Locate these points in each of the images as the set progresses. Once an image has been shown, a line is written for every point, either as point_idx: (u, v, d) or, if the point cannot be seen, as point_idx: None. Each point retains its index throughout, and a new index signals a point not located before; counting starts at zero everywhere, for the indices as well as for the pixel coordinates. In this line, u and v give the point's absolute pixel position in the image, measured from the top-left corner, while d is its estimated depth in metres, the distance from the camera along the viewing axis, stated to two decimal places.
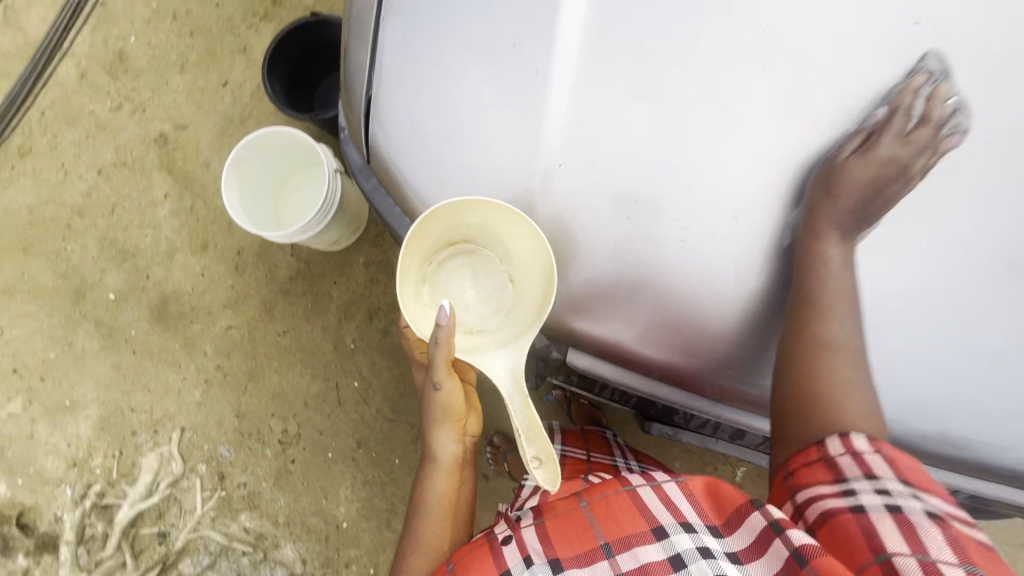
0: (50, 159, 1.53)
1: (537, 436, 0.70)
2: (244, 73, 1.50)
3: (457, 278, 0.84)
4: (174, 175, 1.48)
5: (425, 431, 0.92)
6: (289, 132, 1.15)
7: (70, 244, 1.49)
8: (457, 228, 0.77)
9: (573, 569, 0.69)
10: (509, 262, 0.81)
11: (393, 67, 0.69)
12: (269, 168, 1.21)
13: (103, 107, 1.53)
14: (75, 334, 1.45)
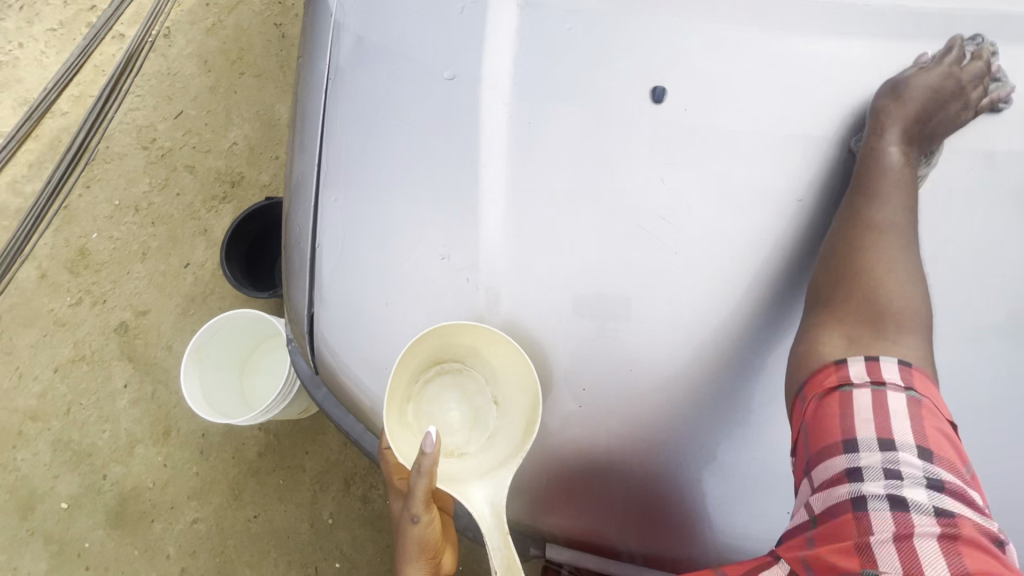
0: (4, 364, 1.49)
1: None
2: (206, 253, 1.55)
3: (441, 397, 0.76)
4: (134, 363, 1.45)
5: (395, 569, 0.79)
6: (245, 313, 1.15)
7: (20, 452, 1.40)
8: (447, 347, 0.70)
9: None
10: (497, 385, 0.74)
11: (333, 276, 0.69)
12: (231, 352, 1.21)
13: (63, 304, 1.53)
14: (21, 556, 1.31)
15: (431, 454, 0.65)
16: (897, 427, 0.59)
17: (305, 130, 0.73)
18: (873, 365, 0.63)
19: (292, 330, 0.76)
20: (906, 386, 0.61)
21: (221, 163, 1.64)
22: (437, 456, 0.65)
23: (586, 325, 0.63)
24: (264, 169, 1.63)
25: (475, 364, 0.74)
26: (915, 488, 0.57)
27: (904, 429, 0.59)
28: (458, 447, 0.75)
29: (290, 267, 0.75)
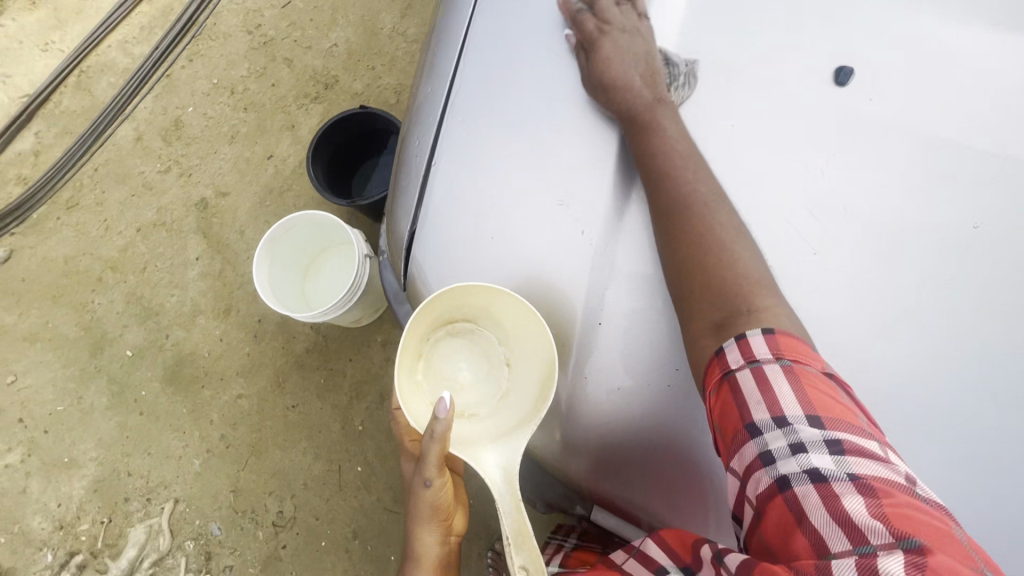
0: (94, 213, 1.58)
1: (526, 543, 0.61)
2: (289, 148, 1.57)
3: (453, 358, 0.84)
4: (208, 239, 1.52)
5: (408, 533, 0.85)
6: (321, 214, 1.17)
7: (98, 297, 1.51)
8: (459, 309, 0.77)
9: None
10: (508, 345, 0.81)
11: (438, 202, 0.72)
12: (301, 249, 1.24)
13: (153, 169, 1.60)
14: (86, 388, 1.44)
15: (444, 420, 0.68)
16: (784, 402, 0.52)
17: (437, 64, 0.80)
18: (733, 345, 0.57)
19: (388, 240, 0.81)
20: (775, 356, 0.54)
21: (318, 63, 1.63)
22: (450, 423, 0.67)
23: (642, 289, 0.65)
24: (358, 77, 1.61)
25: (486, 323, 0.82)
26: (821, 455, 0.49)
27: (790, 403, 0.52)
28: (467, 408, 0.81)
29: (400, 184, 0.81)
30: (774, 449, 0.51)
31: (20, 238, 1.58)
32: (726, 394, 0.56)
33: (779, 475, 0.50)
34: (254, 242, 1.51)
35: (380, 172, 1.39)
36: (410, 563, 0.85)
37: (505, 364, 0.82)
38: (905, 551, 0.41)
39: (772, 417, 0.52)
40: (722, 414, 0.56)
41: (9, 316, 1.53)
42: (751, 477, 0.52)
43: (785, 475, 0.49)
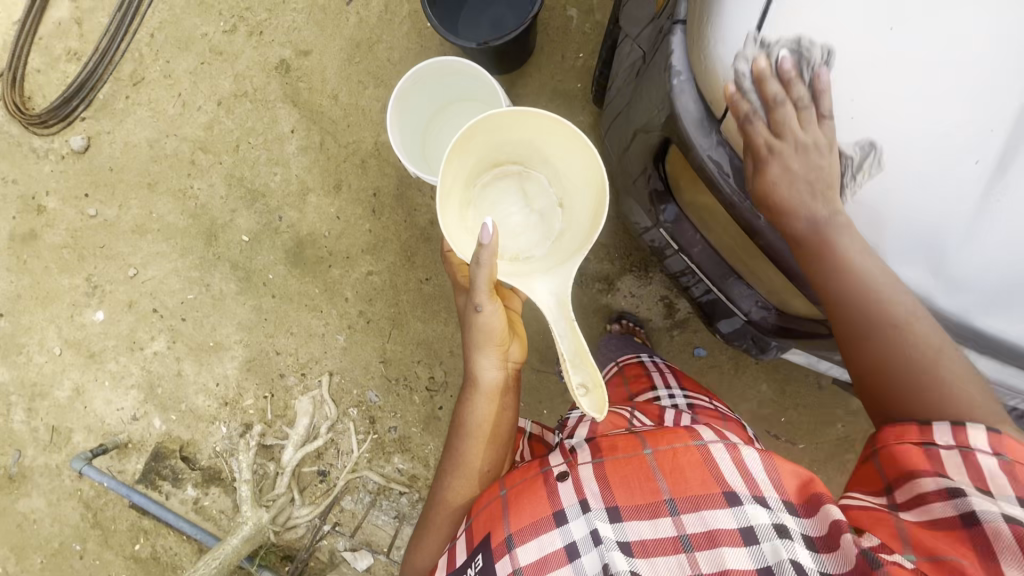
0: (165, 88, 1.43)
1: (584, 363, 0.71)
2: None
3: (503, 201, 0.96)
4: (299, 108, 1.38)
5: (466, 355, 0.89)
6: (440, 60, 1.02)
7: (196, 182, 1.43)
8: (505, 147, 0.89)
9: (632, 522, 0.66)
10: (560, 187, 0.92)
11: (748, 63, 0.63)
12: (431, 104, 1.11)
13: (216, 30, 1.40)
14: (211, 276, 1.43)
15: (489, 246, 0.75)
16: (994, 477, 0.50)
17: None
18: (946, 428, 0.54)
19: (699, 54, 0.66)
20: (995, 450, 0.51)
21: None
22: (494, 247, 0.75)
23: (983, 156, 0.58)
24: None
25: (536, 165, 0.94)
26: (987, 511, 0.49)
27: (998, 481, 0.50)
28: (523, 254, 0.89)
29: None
30: (966, 492, 0.50)
31: (94, 124, 1.46)
32: (916, 453, 0.55)
33: (968, 514, 0.50)
34: (351, 107, 1.36)
35: (494, 6, 1.20)
36: (470, 386, 0.89)
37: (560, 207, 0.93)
38: None
39: (977, 481, 0.51)
40: (895, 466, 0.56)
41: (110, 209, 1.47)
42: (914, 505, 0.54)
43: (974, 514, 0.49)
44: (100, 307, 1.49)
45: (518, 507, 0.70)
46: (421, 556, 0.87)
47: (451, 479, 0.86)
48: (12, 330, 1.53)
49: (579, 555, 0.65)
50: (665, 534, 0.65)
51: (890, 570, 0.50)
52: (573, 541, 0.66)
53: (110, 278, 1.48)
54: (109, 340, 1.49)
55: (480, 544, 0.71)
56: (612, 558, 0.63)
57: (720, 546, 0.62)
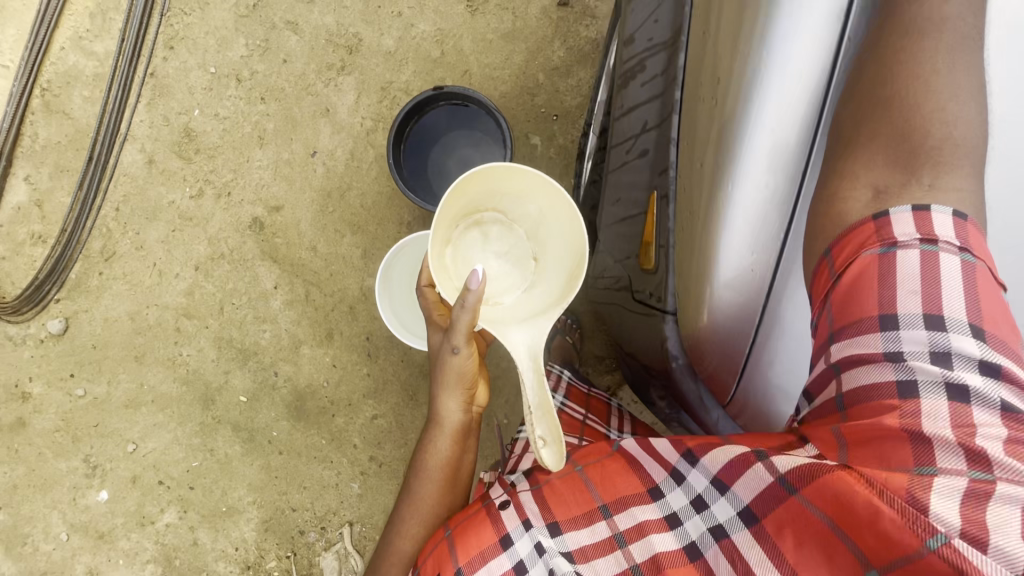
0: (138, 260, 1.41)
1: (547, 415, 0.69)
2: (332, 139, 1.34)
3: (482, 242, 0.90)
4: (279, 264, 1.37)
5: (432, 396, 0.90)
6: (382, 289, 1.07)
7: (184, 348, 1.41)
8: (495, 191, 0.85)
9: (573, 533, 0.68)
10: (538, 238, 0.88)
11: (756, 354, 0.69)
12: (416, 273, 1.11)
13: (183, 195, 1.39)
14: (214, 440, 1.41)
15: (476, 290, 0.74)
16: (938, 302, 0.53)
17: (761, 31, 0.64)
18: (907, 217, 0.55)
19: (691, 354, 0.75)
20: (958, 248, 0.53)
21: (330, 20, 1.34)
22: (482, 291, 0.74)
23: None
24: (386, 30, 1.33)
25: (518, 214, 0.89)
26: (928, 367, 0.51)
27: (951, 303, 0.52)
28: (493, 297, 0.87)
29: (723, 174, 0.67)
30: (908, 355, 0.52)
31: (69, 304, 1.43)
32: (867, 277, 0.55)
33: (908, 380, 0.52)
34: (331, 257, 1.35)
35: (458, 150, 1.21)
36: (434, 425, 0.90)
37: (533, 259, 0.89)
38: (963, 483, 0.48)
39: (922, 315, 0.53)
40: (846, 308, 0.56)
41: (98, 386, 1.44)
42: (858, 366, 0.55)
43: (915, 382, 0.52)
44: (104, 485, 1.46)
45: (466, 546, 0.69)
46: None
47: (405, 521, 0.88)
48: (12, 520, 1.49)
49: (526, 572, 0.67)
50: (601, 536, 0.67)
51: (804, 494, 0.55)
52: (519, 559, 0.68)
53: (109, 455, 1.46)
54: (118, 517, 1.46)
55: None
56: (556, 565, 0.65)
57: (650, 536, 0.65)
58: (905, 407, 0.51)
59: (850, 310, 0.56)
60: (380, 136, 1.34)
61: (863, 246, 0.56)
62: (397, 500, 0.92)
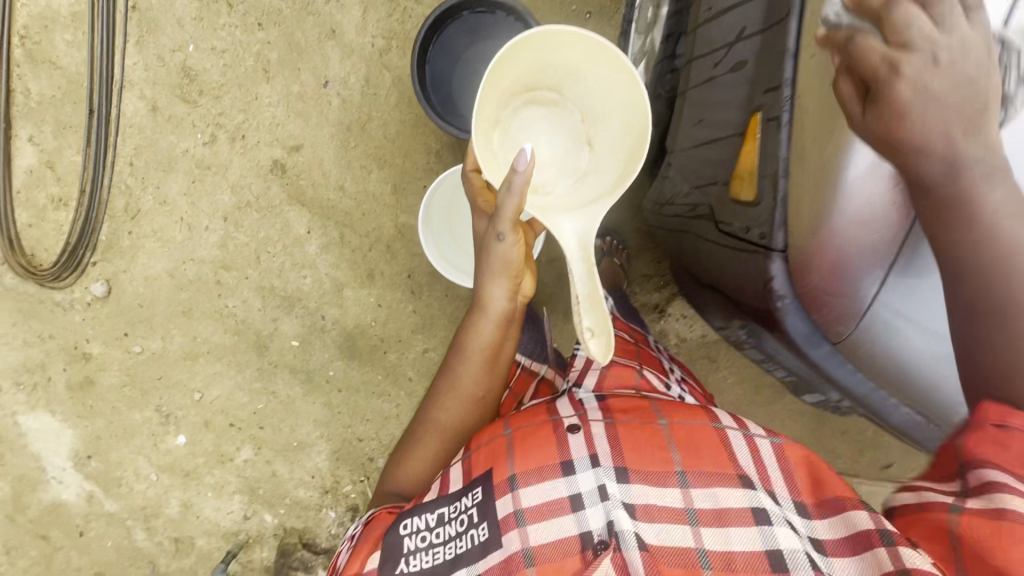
0: (165, 215, 1.37)
1: (596, 307, 0.64)
2: (344, 65, 1.24)
3: (532, 126, 0.83)
4: (308, 207, 1.32)
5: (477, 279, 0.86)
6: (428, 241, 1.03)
7: (229, 300, 1.42)
8: (548, 66, 0.77)
9: (639, 484, 0.65)
10: (592, 120, 0.81)
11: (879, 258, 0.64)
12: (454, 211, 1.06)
13: (196, 143, 1.31)
14: (274, 383, 1.47)
15: (523, 172, 0.68)
16: None
17: None
18: None
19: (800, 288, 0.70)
20: None
21: None
22: (529, 174, 0.68)
23: None
24: None
25: (570, 92, 0.81)
26: None
27: None
28: (543, 186, 0.79)
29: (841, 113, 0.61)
30: None
31: (106, 265, 1.42)
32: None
33: None
34: (360, 195, 1.30)
35: (484, 63, 1.10)
36: (477, 309, 0.87)
37: (587, 144, 0.81)
38: None
39: None
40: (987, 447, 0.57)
41: (154, 342, 1.48)
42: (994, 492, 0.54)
43: None
44: (179, 431, 1.56)
45: (525, 454, 0.69)
46: (419, 458, 0.90)
47: (447, 397, 0.90)
48: (105, 466, 1.62)
49: (583, 508, 0.64)
50: (672, 503, 0.63)
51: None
52: (578, 492, 0.65)
53: (178, 405, 1.53)
54: (199, 457, 1.57)
55: (480, 477, 0.69)
56: (616, 516, 0.62)
57: (728, 526, 0.61)
58: None
59: (993, 445, 0.57)
60: (396, 57, 1.23)
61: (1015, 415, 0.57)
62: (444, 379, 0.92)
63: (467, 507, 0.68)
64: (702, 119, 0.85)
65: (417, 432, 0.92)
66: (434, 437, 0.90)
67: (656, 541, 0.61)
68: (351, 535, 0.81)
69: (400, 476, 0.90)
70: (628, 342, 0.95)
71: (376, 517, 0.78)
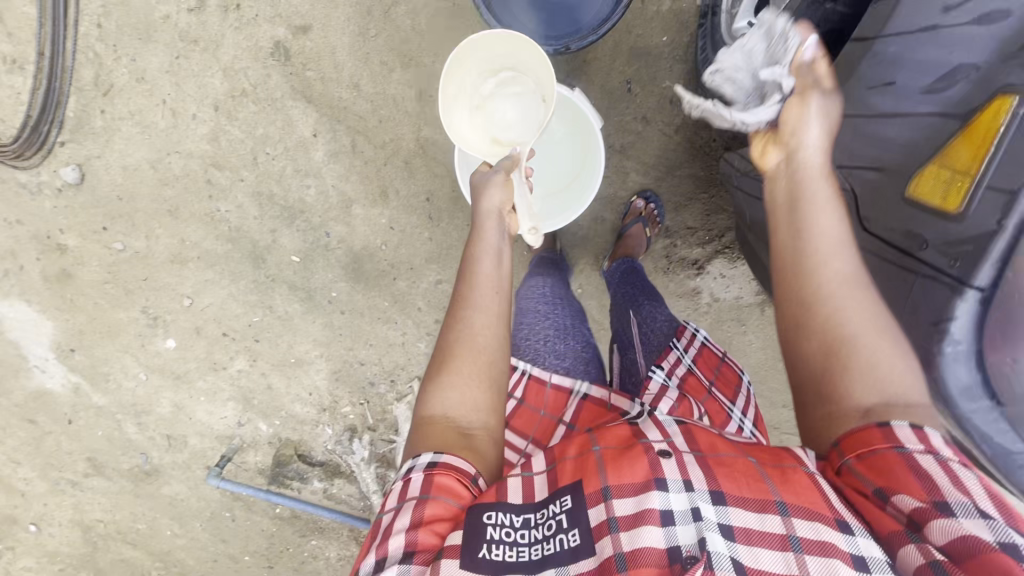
0: (144, 95, 1.16)
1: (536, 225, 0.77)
2: None
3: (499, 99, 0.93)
4: (314, 105, 1.13)
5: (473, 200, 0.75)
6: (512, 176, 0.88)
7: (222, 204, 1.26)
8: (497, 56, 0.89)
9: (739, 510, 0.52)
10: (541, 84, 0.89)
11: None
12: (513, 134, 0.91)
13: (179, 9, 1.08)
14: (271, 298, 1.36)
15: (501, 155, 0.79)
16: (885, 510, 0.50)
17: None
18: (907, 429, 0.53)
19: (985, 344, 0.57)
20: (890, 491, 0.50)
21: None
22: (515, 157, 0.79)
23: None
24: None
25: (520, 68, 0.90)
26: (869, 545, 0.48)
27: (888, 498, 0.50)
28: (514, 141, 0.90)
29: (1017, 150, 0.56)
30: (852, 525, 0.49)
31: (77, 148, 1.24)
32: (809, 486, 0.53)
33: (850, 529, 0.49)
34: (377, 98, 1.10)
35: None
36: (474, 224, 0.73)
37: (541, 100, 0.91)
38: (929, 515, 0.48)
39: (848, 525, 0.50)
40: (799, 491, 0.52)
41: (137, 241, 1.34)
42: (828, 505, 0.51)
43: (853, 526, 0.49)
44: (168, 335, 1.47)
45: (618, 468, 0.56)
46: (438, 399, 0.63)
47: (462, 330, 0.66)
48: (91, 361, 1.56)
49: (672, 523, 0.51)
50: (770, 528, 0.50)
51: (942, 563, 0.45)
52: (667, 509, 0.52)
53: (166, 308, 1.43)
54: (190, 362, 1.51)
55: (568, 484, 0.56)
56: (710, 537, 0.49)
57: (833, 559, 0.47)
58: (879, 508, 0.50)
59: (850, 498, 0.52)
60: None
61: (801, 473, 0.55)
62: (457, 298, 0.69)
63: (555, 513, 0.55)
64: (887, 82, 0.70)
65: (430, 367, 0.66)
66: (458, 368, 0.64)
67: (755, 569, 0.48)
68: (387, 516, 0.57)
69: (419, 424, 0.63)
70: (700, 386, 0.78)
71: (427, 482, 0.56)
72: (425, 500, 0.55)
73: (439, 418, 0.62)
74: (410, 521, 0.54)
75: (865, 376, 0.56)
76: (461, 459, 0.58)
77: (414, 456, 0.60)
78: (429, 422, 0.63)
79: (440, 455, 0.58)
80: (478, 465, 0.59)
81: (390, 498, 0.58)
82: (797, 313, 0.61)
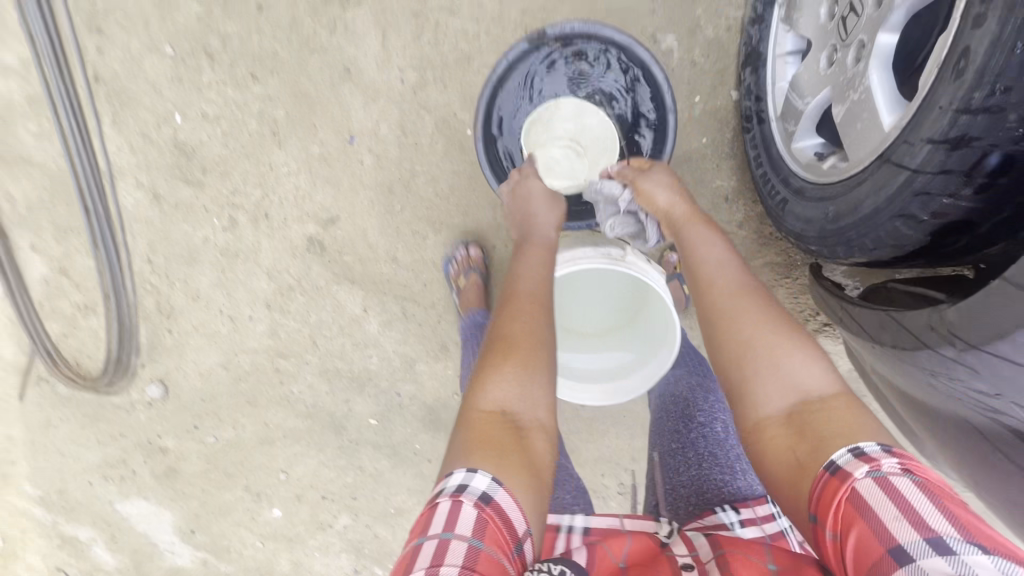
0: (203, 310, 1.20)
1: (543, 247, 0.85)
2: (378, 113, 1.00)
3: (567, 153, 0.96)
4: (359, 284, 1.11)
5: (524, 217, 0.88)
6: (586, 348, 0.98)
7: (294, 386, 1.28)
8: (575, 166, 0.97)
9: None
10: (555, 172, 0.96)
11: None
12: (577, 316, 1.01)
13: (215, 229, 1.11)
14: (359, 459, 1.36)
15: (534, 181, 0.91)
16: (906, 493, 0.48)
17: None
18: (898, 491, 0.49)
19: None
20: (901, 470, 0.49)
21: None
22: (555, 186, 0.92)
23: None
24: None
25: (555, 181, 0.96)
26: (942, 560, 0.44)
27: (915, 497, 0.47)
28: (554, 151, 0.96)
29: None
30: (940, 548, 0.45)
31: (156, 366, 1.29)
32: (850, 512, 0.49)
33: (927, 546, 0.45)
34: (418, 264, 1.08)
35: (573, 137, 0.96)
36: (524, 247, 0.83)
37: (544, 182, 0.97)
38: (943, 508, 0.47)
39: (921, 535, 0.46)
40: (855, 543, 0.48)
41: (226, 431, 1.39)
42: (886, 499, 0.48)
43: (929, 548, 0.45)
44: (274, 505, 1.50)
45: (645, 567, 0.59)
46: (500, 391, 0.64)
47: (519, 322, 0.71)
48: (210, 538, 1.61)
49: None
50: None
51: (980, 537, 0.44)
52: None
53: (265, 483, 1.47)
54: (298, 525, 1.53)
55: None
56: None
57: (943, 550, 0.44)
58: (897, 483, 0.48)
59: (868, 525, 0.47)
60: (432, 94, 0.99)
61: (839, 492, 0.50)
62: (514, 293, 0.76)
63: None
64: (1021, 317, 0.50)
65: (489, 354, 0.69)
66: (520, 361, 0.67)
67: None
68: (431, 542, 0.51)
69: (473, 417, 0.63)
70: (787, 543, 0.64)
71: (483, 522, 0.52)
72: (480, 544, 0.51)
73: (493, 411, 0.63)
74: (462, 565, 0.49)
75: (774, 374, 0.63)
76: (516, 479, 0.57)
77: (467, 470, 0.56)
78: (484, 416, 0.62)
79: (496, 487, 0.55)
80: (530, 487, 0.58)
81: (436, 523, 0.53)
82: (712, 330, 0.71)
